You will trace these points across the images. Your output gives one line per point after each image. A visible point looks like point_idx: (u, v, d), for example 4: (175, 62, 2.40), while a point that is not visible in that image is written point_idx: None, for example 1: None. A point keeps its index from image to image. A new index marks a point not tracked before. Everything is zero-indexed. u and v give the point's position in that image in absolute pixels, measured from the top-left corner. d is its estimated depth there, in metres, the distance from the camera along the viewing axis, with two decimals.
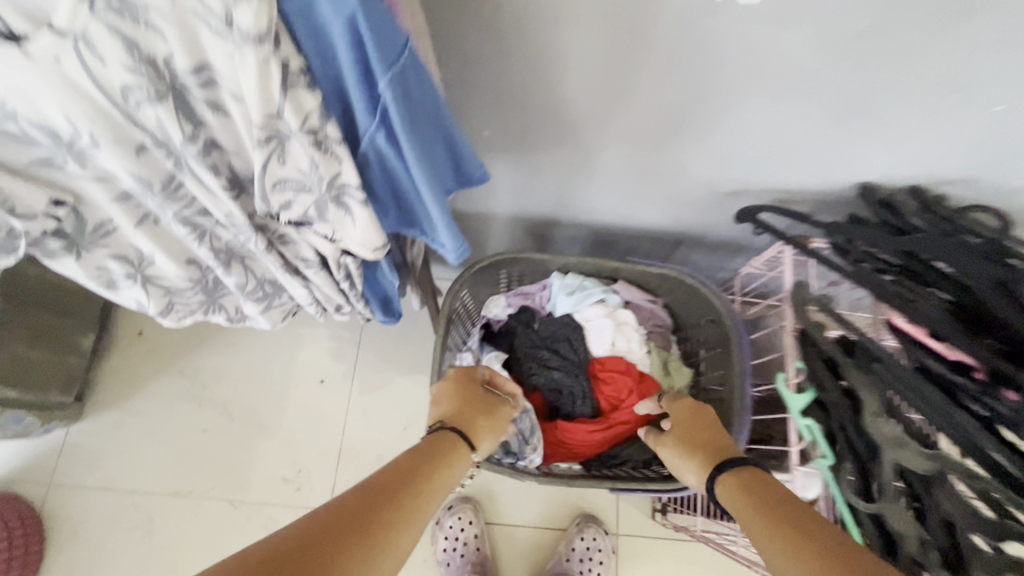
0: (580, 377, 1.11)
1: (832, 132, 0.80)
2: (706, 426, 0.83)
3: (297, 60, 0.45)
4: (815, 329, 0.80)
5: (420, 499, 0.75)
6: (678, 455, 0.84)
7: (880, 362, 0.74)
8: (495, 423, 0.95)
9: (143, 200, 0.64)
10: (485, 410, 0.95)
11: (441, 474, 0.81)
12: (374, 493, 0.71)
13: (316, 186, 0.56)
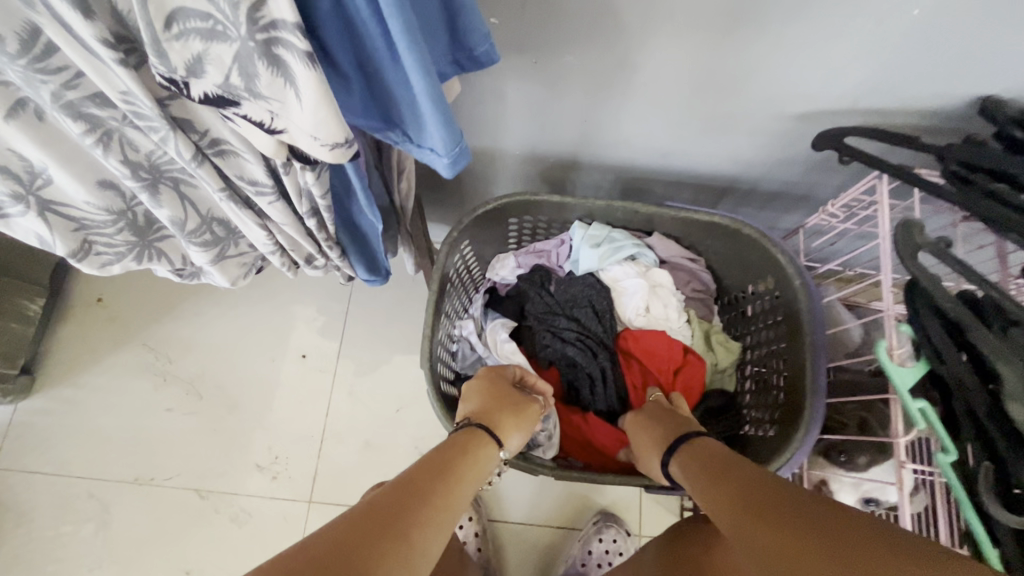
0: (597, 356, 0.92)
1: (959, 18, 0.59)
2: (641, 422, 0.79)
3: None
4: (932, 282, 0.59)
5: (447, 497, 0.60)
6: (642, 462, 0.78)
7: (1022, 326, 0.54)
8: (522, 422, 0.77)
9: (4, 70, 0.45)
10: (510, 405, 0.77)
11: (468, 470, 0.65)
12: (398, 493, 0.57)
13: (232, 25, 0.37)
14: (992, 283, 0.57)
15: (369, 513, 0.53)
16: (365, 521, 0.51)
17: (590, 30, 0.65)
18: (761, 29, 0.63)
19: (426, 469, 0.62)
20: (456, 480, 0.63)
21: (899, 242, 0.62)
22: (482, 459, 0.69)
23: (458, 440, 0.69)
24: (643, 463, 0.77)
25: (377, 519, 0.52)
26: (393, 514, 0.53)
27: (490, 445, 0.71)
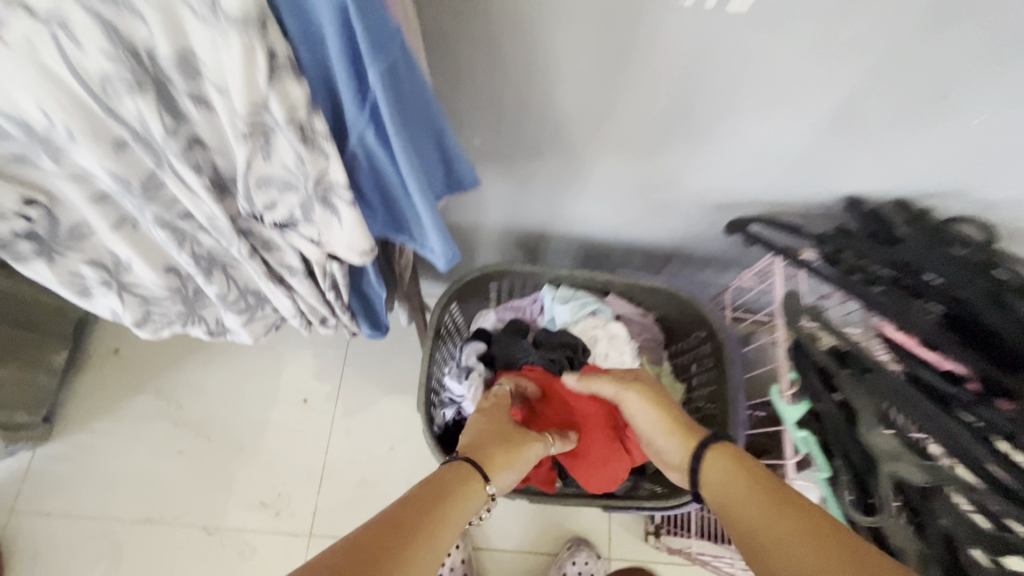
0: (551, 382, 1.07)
1: (822, 146, 0.79)
2: (653, 389, 0.85)
3: (285, 51, 0.43)
4: (808, 339, 0.81)
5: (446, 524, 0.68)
6: (651, 425, 0.83)
7: (874, 372, 0.74)
8: (513, 455, 0.85)
9: (122, 200, 0.62)
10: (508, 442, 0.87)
11: (462, 506, 0.72)
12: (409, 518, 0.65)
13: (302, 184, 0.55)
14: (852, 342, 0.77)
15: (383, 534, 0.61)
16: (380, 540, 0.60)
17: (553, 150, 0.85)
18: (682, 147, 0.82)
19: (428, 500, 0.70)
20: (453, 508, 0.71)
21: (785, 308, 0.84)
22: (471, 492, 0.75)
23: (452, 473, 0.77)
24: (657, 427, 0.82)
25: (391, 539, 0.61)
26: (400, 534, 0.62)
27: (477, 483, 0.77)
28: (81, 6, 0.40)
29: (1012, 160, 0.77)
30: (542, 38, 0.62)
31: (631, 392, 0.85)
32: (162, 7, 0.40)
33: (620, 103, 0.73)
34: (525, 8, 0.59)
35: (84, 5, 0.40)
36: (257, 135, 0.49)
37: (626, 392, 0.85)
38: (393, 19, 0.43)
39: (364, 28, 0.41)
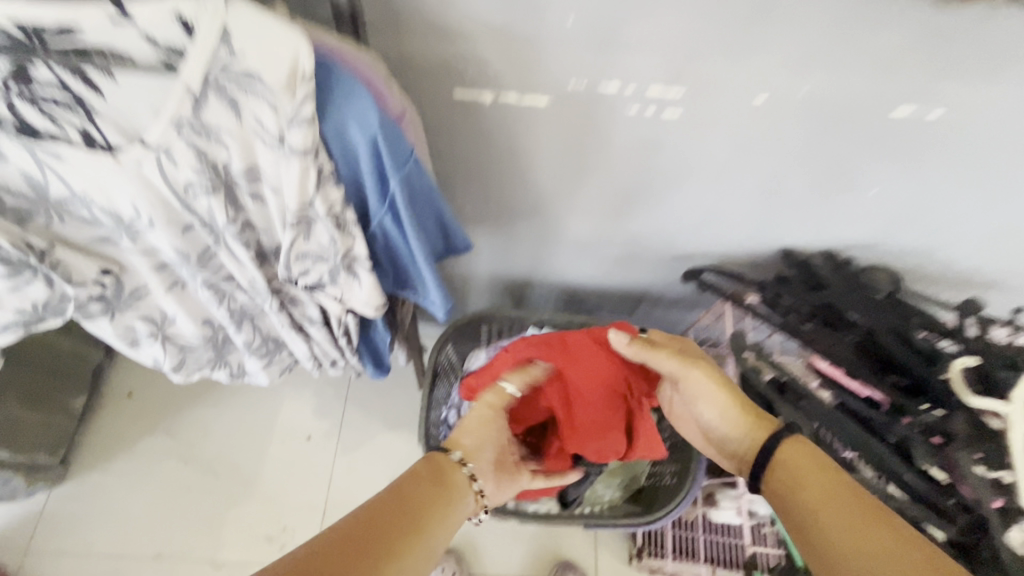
0: None
1: (758, 214, 0.94)
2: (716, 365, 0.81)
3: (328, 165, 0.58)
4: (752, 372, 0.96)
5: (429, 525, 0.67)
6: (718, 408, 0.78)
7: (806, 399, 0.90)
8: (476, 427, 0.82)
9: (178, 269, 0.75)
10: (477, 422, 0.83)
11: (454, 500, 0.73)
12: (385, 516, 0.64)
13: (332, 256, 0.69)
14: (787, 373, 0.93)
15: (358, 535, 0.60)
16: (358, 543, 0.60)
17: (533, 216, 1.00)
18: (642, 213, 0.97)
19: (405, 496, 0.69)
20: (432, 505, 0.70)
21: (733, 346, 1.00)
22: (452, 473, 0.75)
23: (428, 463, 0.75)
24: (725, 409, 0.77)
25: (367, 542, 0.60)
26: (376, 538, 0.61)
27: (447, 463, 0.76)
28: (183, 140, 0.54)
29: (911, 220, 0.93)
30: (521, 136, 0.78)
31: (696, 370, 0.79)
32: (242, 138, 0.55)
33: (586, 181, 0.88)
34: (506, 116, 0.74)
35: (185, 139, 0.54)
36: (302, 223, 0.63)
37: (690, 369, 0.79)
38: (407, 141, 0.59)
39: (387, 147, 0.56)
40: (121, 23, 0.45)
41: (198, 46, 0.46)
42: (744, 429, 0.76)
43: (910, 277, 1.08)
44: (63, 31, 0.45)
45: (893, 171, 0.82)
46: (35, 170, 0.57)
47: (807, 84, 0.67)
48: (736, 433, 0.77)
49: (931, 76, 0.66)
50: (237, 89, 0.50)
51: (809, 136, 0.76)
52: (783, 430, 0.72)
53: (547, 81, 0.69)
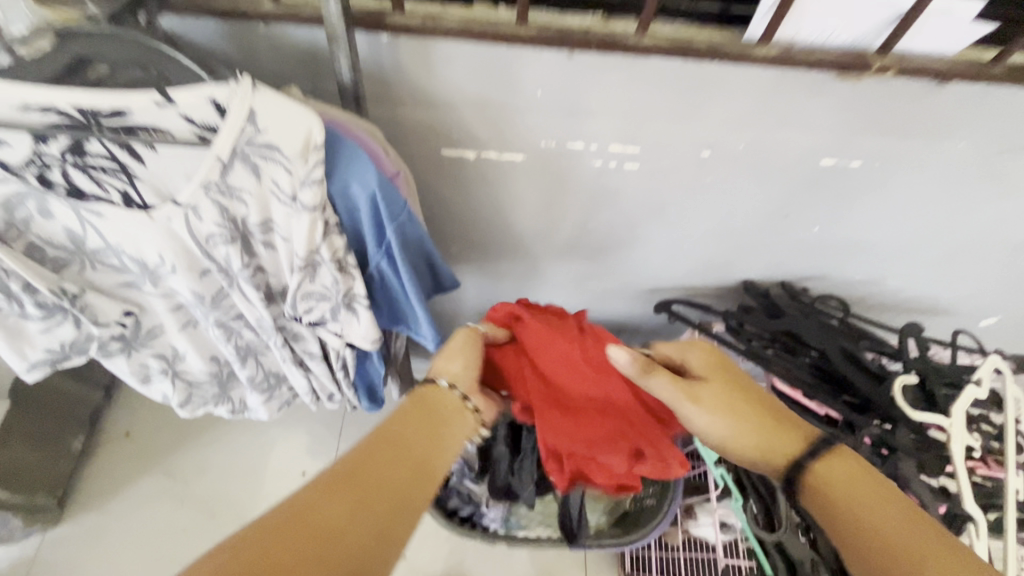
0: None
1: (718, 250, 1.04)
2: (728, 387, 0.77)
3: (333, 217, 0.67)
4: None
5: (419, 454, 0.68)
6: (732, 430, 0.75)
7: None
8: (457, 354, 0.79)
9: (193, 310, 0.82)
10: (462, 344, 0.80)
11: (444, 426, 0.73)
12: (373, 452, 0.65)
13: (334, 296, 0.77)
14: None
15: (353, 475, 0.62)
16: (356, 485, 0.61)
17: (516, 255, 1.09)
18: (615, 251, 1.06)
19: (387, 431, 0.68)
20: (415, 433, 0.70)
21: None
22: (439, 400, 0.75)
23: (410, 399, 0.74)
24: (735, 433, 0.75)
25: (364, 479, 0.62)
26: (368, 475, 0.63)
27: (433, 390, 0.75)
28: (209, 199, 0.63)
29: (855, 253, 1.04)
30: (501, 186, 0.88)
31: (698, 398, 0.76)
32: (260, 196, 0.64)
33: (562, 223, 0.98)
34: (488, 169, 0.85)
35: (211, 198, 0.63)
36: (308, 267, 0.71)
37: (686, 397, 0.76)
38: (401, 196, 0.69)
39: (384, 201, 0.66)
40: (164, 107, 0.55)
41: (227, 124, 0.56)
42: (750, 452, 0.74)
43: (862, 304, 1.18)
44: (116, 112, 0.56)
45: (833, 211, 0.93)
46: (77, 226, 0.65)
47: (743, 143, 0.78)
48: (740, 451, 0.75)
49: (848, 136, 0.76)
50: (258, 157, 0.60)
51: (754, 183, 0.86)
52: (808, 457, 0.70)
53: (521, 140, 0.79)
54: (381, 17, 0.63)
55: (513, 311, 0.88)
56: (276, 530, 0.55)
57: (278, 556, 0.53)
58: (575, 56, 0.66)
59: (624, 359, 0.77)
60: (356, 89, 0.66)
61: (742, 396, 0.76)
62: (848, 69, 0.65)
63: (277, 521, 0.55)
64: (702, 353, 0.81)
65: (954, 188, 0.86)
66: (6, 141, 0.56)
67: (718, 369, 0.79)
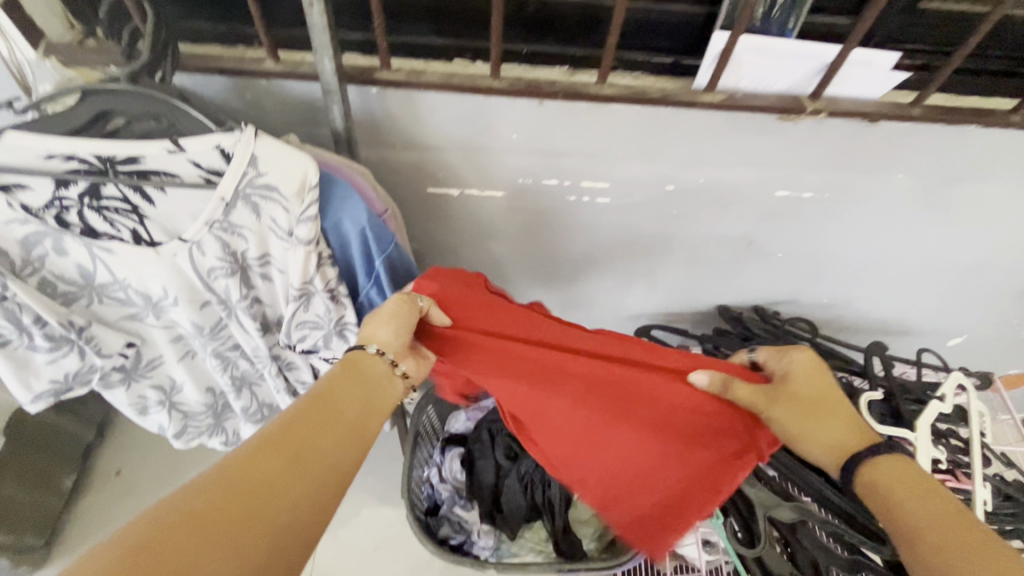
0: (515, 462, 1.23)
1: (690, 277, 1.11)
2: (824, 386, 0.68)
3: (326, 250, 0.73)
4: None
5: (356, 417, 0.61)
6: (823, 435, 0.67)
7: None
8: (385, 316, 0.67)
9: (192, 341, 0.86)
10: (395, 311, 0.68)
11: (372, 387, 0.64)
12: (299, 422, 0.56)
13: (326, 324, 0.82)
14: None
15: (275, 445, 0.54)
16: (282, 454, 0.53)
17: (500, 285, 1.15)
18: (593, 279, 1.12)
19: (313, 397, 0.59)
20: (343, 397, 0.61)
21: None
22: (370, 367, 0.65)
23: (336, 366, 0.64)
24: (822, 434, 0.67)
25: (291, 446, 0.54)
26: (300, 442, 0.55)
27: (361, 357, 0.65)
28: (211, 236, 0.68)
29: (819, 278, 1.10)
30: (484, 219, 0.95)
31: (781, 398, 0.68)
32: (259, 232, 0.70)
33: (543, 253, 1.04)
34: (470, 204, 0.91)
35: (213, 234, 0.68)
36: (302, 297, 0.76)
37: (770, 396, 0.69)
38: (389, 230, 0.75)
39: (373, 234, 0.72)
40: (175, 153, 0.62)
41: (231, 167, 0.63)
42: (825, 455, 0.67)
43: (832, 326, 1.24)
44: (131, 159, 0.63)
45: (793, 238, 1.00)
46: (88, 262, 0.70)
47: (703, 177, 0.85)
48: (821, 455, 0.67)
49: (797, 170, 0.84)
50: (258, 197, 0.66)
51: (717, 213, 0.93)
52: (864, 453, 0.64)
53: (500, 177, 0.86)
54: (371, 72, 0.71)
55: (443, 281, 0.78)
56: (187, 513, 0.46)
57: (197, 534, 0.45)
58: (545, 104, 0.74)
59: (704, 379, 0.71)
60: (348, 135, 0.72)
61: (829, 398, 0.68)
62: (789, 111, 0.73)
63: (211, 493, 0.48)
64: (807, 359, 0.70)
65: (900, 215, 0.93)
66: (30, 186, 0.63)
67: (823, 376, 0.69)
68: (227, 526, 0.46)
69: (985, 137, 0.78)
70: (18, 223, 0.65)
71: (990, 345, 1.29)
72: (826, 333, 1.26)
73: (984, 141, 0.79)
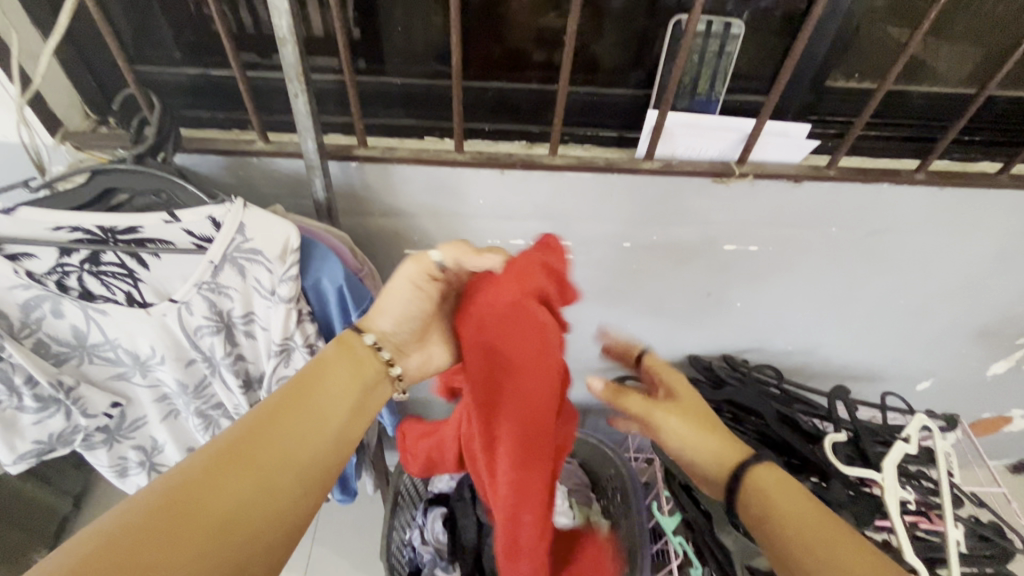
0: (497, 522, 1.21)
1: (658, 327, 1.16)
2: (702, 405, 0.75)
3: (305, 306, 0.79)
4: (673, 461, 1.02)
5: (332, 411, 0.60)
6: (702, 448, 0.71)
7: None
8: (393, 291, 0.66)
9: (175, 399, 0.90)
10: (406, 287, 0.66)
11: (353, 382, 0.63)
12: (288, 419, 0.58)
13: None
14: None
15: (260, 440, 0.55)
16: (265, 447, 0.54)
17: None
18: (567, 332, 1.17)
19: (296, 386, 0.60)
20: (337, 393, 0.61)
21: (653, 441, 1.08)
22: (361, 356, 0.65)
23: (334, 351, 0.64)
24: (705, 450, 0.71)
25: (276, 442, 0.55)
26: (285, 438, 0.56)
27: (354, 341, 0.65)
28: (199, 296, 0.74)
29: (780, 326, 1.16)
30: None
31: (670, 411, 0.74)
32: (244, 291, 0.76)
33: None
34: None
35: (201, 294, 0.74)
36: (283, 352, 0.81)
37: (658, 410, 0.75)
38: (366, 287, 0.81)
39: (350, 291, 0.78)
40: (170, 223, 0.70)
41: (221, 234, 0.70)
42: (714, 463, 0.69)
43: (800, 372, 1.28)
44: (130, 229, 0.70)
45: (748, 289, 1.06)
46: (82, 324, 0.75)
47: (656, 234, 0.93)
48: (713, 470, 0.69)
49: (740, 226, 0.92)
50: (244, 259, 0.72)
51: (674, 266, 1.00)
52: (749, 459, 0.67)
53: (470, 239, 0.94)
54: (350, 150, 0.80)
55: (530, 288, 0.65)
56: (168, 502, 0.48)
57: (169, 536, 0.46)
58: (506, 173, 0.83)
59: (599, 386, 0.74)
60: (329, 204, 0.80)
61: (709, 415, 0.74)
62: (720, 175, 0.82)
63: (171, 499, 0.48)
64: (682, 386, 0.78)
65: (842, 265, 1.01)
66: (36, 254, 0.69)
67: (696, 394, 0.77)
68: (208, 522, 0.48)
69: (899, 194, 0.88)
70: (21, 288, 0.71)
71: (954, 388, 1.33)
72: (796, 381, 1.30)
73: (900, 197, 0.88)
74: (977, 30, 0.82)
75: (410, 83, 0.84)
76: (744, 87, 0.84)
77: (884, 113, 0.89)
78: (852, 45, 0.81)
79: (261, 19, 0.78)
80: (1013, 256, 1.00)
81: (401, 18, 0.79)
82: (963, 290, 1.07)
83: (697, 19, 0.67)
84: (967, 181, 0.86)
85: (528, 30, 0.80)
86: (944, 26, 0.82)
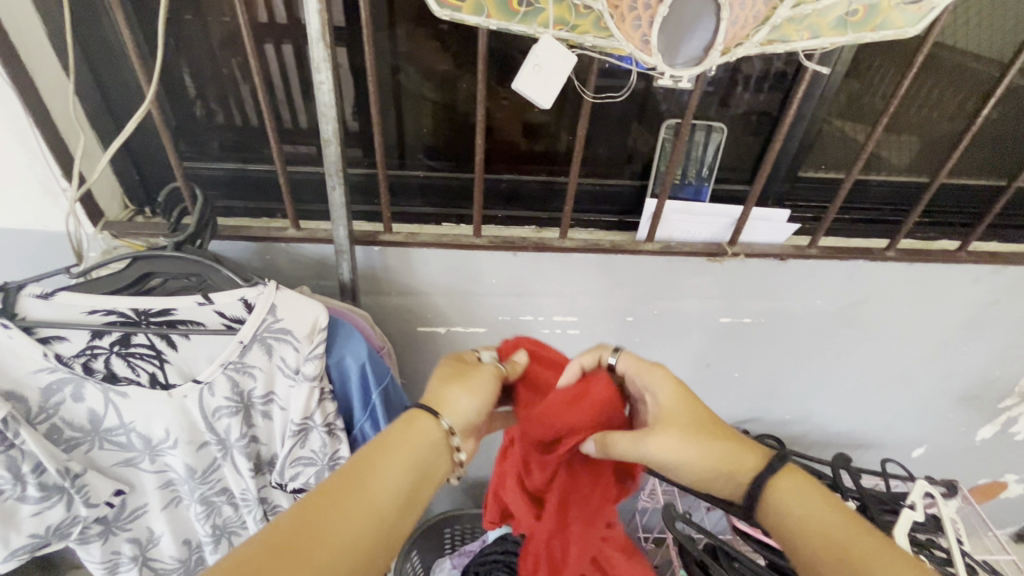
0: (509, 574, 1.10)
1: None
2: (699, 411, 0.65)
3: (327, 385, 0.80)
4: (687, 540, 0.95)
5: (386, 497, 0.53)
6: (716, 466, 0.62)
7: (740, 561, 0.94)
8: (478, 394, 0.63)
9: (180, 485, 0.87)
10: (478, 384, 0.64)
11: (412, 465, 0.56)
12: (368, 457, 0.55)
13: (321, 459, 0.85)
14: (719, 538, 0.96)
15: (312, 526, 0.48)
16: (333, 509, 0.50)
17: None
18: None
19: (352, 468, 0.54)
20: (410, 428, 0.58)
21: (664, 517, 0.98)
22: (420, 437, 0.58)
23: (400, 432, 0.57)
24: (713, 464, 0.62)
25: (324, 532, 0.48)
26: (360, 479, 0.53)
27: (424, 417, 0.59)
28: (224, 375, 0.75)
29: (777, 395, 1.20)
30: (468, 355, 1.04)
31: (659, 427, 0.63)
32: (269, 371, 0.77)
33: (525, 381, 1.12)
34: (456, 340, 1.01)
35: (226, 374, 0.75)
36: (300, 432, 0.81)
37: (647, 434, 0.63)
38: (386, 365, 0.84)
39: (372, 368, 0.81)
40: (204, 305, 0.72)
41: (252, 315, 0.73)
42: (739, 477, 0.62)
43: (799, 440, 1.31)
44: (164, 310, 0.72)
45: (746, 359, 1.11)
46: (100, 407, 0.75)
47: (657, 308, 0.99)
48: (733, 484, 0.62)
49: (733, 300, 0.99)
50: (272, 339, 0.75)
51: (677, 338, 1.05)
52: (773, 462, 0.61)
53: (482, 316, 0.98)
54: (374, 236, 0.86)
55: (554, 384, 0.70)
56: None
57: None
58: (519, 255, 0.90)
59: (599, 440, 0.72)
60: (353, 285, 0.85)
61: (707, 420, 0.65)
62: (714, 255, 0.90)
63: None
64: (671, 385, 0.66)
65: (829, 332, 1.07)
66: (67, 337, 0.71)
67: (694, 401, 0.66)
68: None
69: (875, 268, 0.96)
70: (46, 371, 0.71)
71: (946, 456, 1.37)
72: (798, 451, 1.32)
73: (874, 272, 0.97)
74: (923, 127, 0.96)
75: (431, 176, 0.93)
76: (728, 177, 0.95)
77: (852, 198, 1.00)
78: (819, 142, 0.94)
79: (302, 118, 0.88)
80: (981, 325, 1.08)
81: (426, 121, 0.90)
82: (942, 357, 1.14)
83: (690, 121, 0.77)
84: (931, 256, 0.95)
85: (538, 129, 0.91)
86: (892, 127, 0.95)
